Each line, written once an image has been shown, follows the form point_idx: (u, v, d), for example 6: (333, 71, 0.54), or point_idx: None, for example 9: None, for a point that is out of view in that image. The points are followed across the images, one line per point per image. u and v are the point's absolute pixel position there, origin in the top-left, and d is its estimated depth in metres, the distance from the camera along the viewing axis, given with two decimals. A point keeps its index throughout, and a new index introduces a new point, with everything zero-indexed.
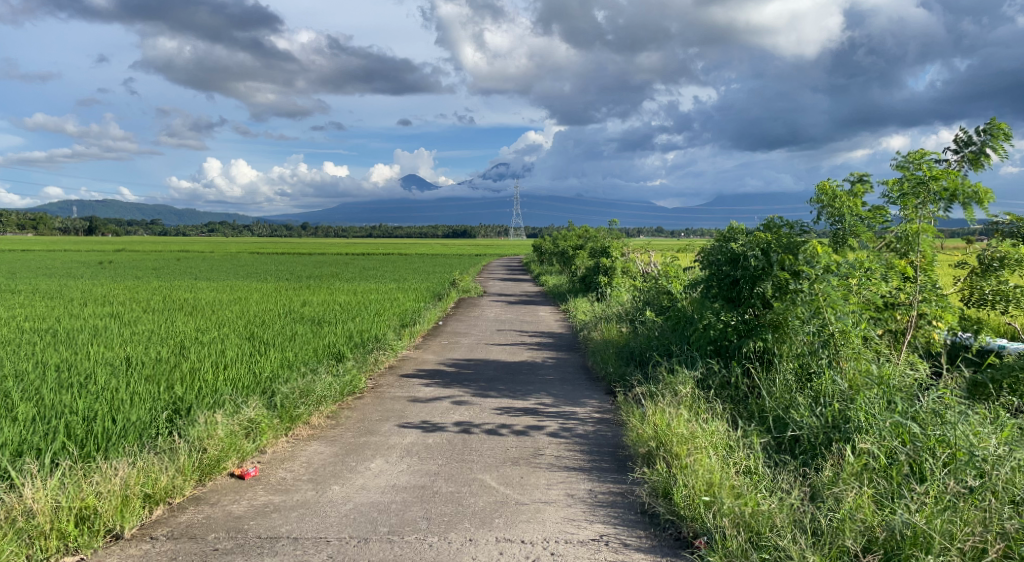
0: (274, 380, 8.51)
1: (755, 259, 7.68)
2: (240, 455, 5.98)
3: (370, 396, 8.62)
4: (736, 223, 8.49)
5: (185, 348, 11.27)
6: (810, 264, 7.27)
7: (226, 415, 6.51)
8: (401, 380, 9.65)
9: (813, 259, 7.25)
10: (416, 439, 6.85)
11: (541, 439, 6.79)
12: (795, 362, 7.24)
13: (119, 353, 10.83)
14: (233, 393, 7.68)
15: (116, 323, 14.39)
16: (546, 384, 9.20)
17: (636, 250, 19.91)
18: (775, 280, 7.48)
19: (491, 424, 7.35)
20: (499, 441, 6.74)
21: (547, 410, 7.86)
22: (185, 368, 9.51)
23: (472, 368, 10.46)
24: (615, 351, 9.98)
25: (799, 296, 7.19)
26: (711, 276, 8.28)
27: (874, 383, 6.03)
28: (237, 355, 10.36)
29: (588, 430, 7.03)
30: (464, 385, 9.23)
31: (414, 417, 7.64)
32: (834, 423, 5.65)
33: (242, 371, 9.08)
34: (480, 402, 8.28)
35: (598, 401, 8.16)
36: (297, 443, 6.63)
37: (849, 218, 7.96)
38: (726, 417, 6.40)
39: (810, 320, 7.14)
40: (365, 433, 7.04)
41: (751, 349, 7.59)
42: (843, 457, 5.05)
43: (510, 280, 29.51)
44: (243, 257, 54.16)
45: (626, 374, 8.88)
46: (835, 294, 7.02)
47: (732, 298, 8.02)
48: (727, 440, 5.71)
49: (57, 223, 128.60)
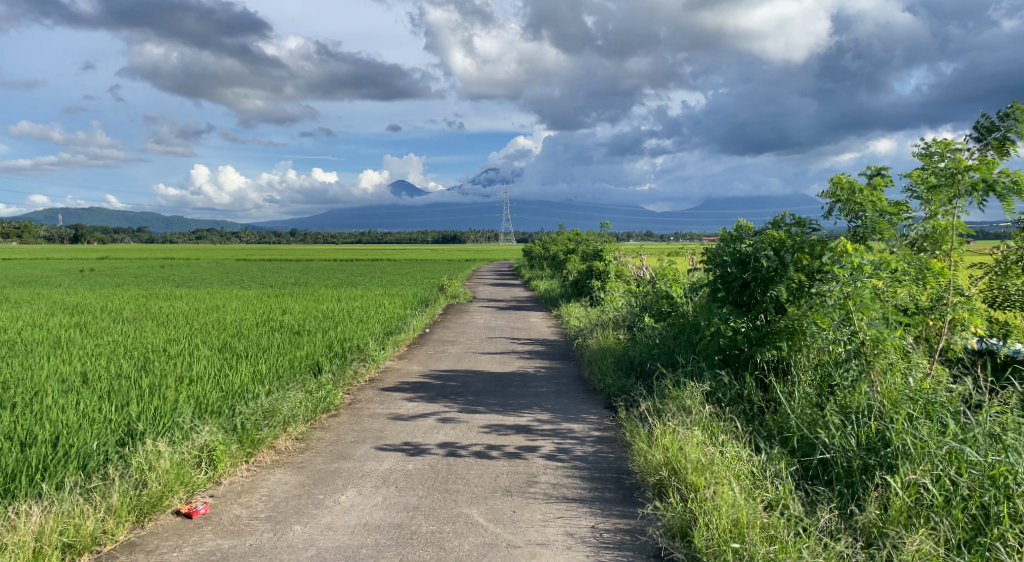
0: (242, 397, 7.73)
1: (767, 260, 7.05)
2: (190, 487, 5.19)
3: (347, 414, 7.83)
4: (744, 219, 7.59)
5: (149, 362, 10.48)
6: (840, 263, 6.62)
7: (175, 440, 5.72)
8: (381, 394, 8.86)
9: (841, 258, 6.58)
10: (395, 465, 6.08)
11: (536, 463, 6.02)
12: (814, 373, 6.57)
13: (76, 368, 10.04)
14: (191, 413, 6.88)
15: (81, 334, 13.56)
16: (540, 398, 8.42)
17: (629, 254, 19.26)
18: (791, 283, 6.89)
19: (480, 445, 6.58)
20: (489, 466, 5.98)
21: (542, 427, 7.11)
22: (146, 385, 8.73)
23: (459, 379, 9.71)
24: (614, 361, 9.23)
25: (825, 301, 6.50)
26: (718, 279, 7.60)
27: (913, 398, 5.34)
28: (206, 370, 9.58)
29: (588, 451, 6.28)
30: (451, 399, 8.44)
31: (394, 438, 6.86)
32: (872, 446, 4.98)
33: (205, 388, 8.30)
34: (468, 419, 7.52)
35: (597, 417, 7.41)
36: (260, 472, 5.84)
37: (871, 215, 7.31)
38: (743, 437, 5.68)
39: (839, 329, 6.41)
40: (337, 458, 6.27)
41: (765, 359, 6.90)
42: (892, 492, 4.39)
43: (502, 285, 28.88)
44: (229, 264, 53.02)
45: (627, 387, 8.06)
46: (865, 296, 6.29)
47: (742, 303, 7.33)
48: (751, 466, 4.99)
49: (42, 231, 127.68)
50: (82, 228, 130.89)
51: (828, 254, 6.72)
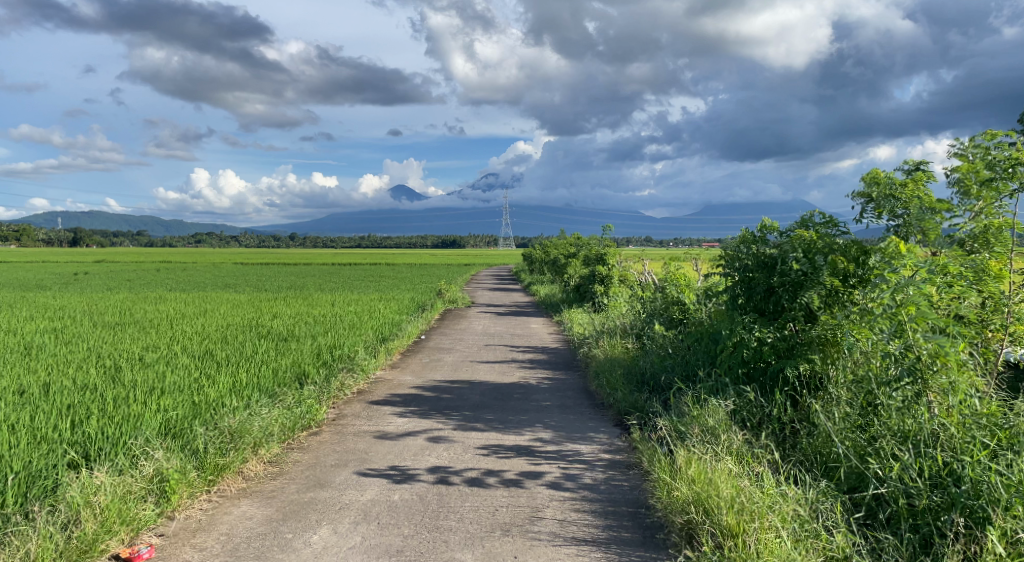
0: (211, 413, 6.94)
1: (797, 263, 6.33)
2: (133, 525, 4.49)
3: (329, 432, 7.03)
4: (769, 217, 6.82)
5: (120, 372, 9.68)
6: (890, 267, 5.83)
7: (123, 470, 4.99)
8: (369, 408, 8.08)
9: (891, 260, 5.82)
10: (378, 495, 5.30)
11: (540, 493, 5.25)
12: (849, 387, 5.92)
13: (39, 379, 9.25)
14: (149, 435, 6.11)
15: (54, 341, 12.76)
16: (542, 414, 7.63)
17: (632, 259, 18.53)
18: (824, 288, 6.17)
19: (476, 470, 5.81)
20: (486, 498, 5.20)
21: (545, 449, 6.33)
22: (110, 398, 7.94)
23: (454, 392, 8.93)
24: (623, 373, 8.43)
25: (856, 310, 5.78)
26: (738, 284, 6.85)
27: (981, 423, 4.67)
28: (180, 381, 8.80)
29: (599, 479, 5.49)
30: (445, 415, 7.66)
31: (380, 461, 6.08)
32: (939, 481, 4.26)
33: (173, 402, 7.51)
34: (463, 438, 6.73)
35: (607, 437, 6.62)
36: (221, 504, 5.07)
37: (917, 212, 6.51)
38: (779, 466, 4.94)
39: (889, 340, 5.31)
40: (313, 486, 5.48)
41: (796, 373, 6.17)
42: (986, 555, 3.77)
43: (500, 290, 28.59)
44: (224, 267, 52.39)
45: (640, 405, 7.25)
46: (920, 303, 5.16)
47: (767, 310, 6.59)
48: (796, 504, 4.26)
49: (41, 234, 127.31)
50: (80, 231, 129.78)
51: (876, 257, 5.95)
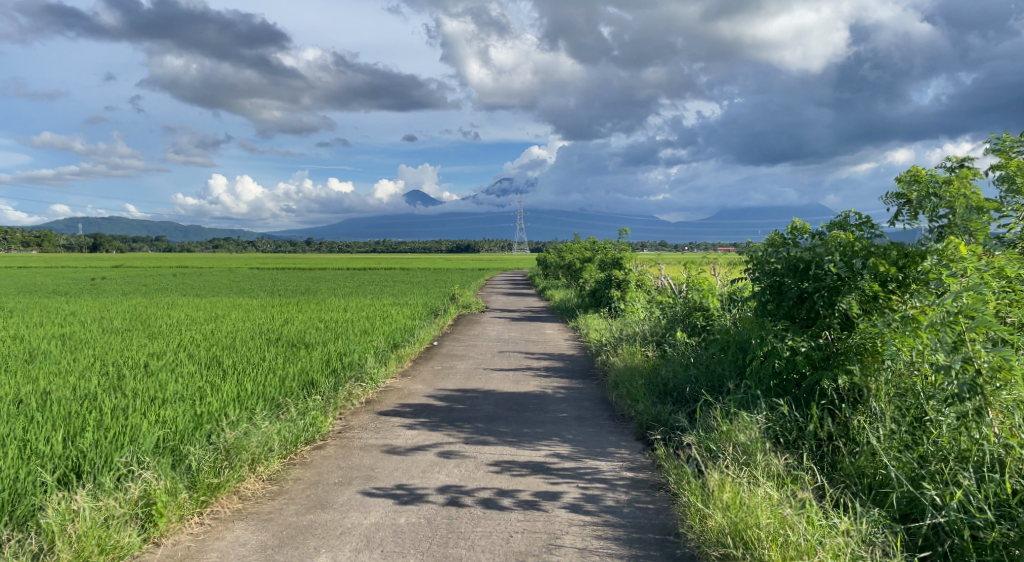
0: (210, 426, 6.58)
1: (833, 267, 5.89)
2: (112, 554, 4.25)
3: (334, 446, 6.64)
4: (800, 218, 6.35)
5: (121, 381, 9.35)
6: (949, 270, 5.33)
7: (106, 492, 4.68)
8: (377, 420, 7.68)
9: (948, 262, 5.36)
10: (383, 518, 4.89)
11: (558, 517, 4.83)
12: (891, 400, 5.51)
13: (38, 388, 8.94)
14: (141, 451, 5.77)
15: (60, 348, 12.47)
16: (559, 426, 7.20)
17: (649, 263, 18.06)
18: (863, 294, 5.74)
19: (489, 489, 5.39)
20: (500, 521, 4.79)
21: (564, 466, 5.90)
22: (107, 409, 7.59)
23: (467, 402, 8.52)
24: (644, 383, 7.98)
25: (898, 317, 5.37)
26: (767, 289, 6.40)
27: None
28: (182, 390, 8.45)
29: (622, 501, 5.06)
30: (457, 428, 7.24)
31: (386, 479, 5.68)
32: (1008, 512, 3.91)
33: (170, 413, 7.16)
34: (476, 453, 6.32)
35: (629, 453, 6.19)
36: (213, 528, 4.73)
37: (965, 212, 6.02)
38: (824, 493, 4.60)
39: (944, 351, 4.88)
40: (314, 507, 5.09)
41: (834, 386, 5.72)
42: None
43: (515, 294, 28.57)
44: (238, 273, 52.48)
45: (664, 418, 6.82)
46: (983, 311, 4.71)
47: (800, 317, 6.15)
48: (847, 538, 3.94)
49: (61, 239, 128.60)
50: (98, 237, 130.54)
51: (932, 261, 5.47)
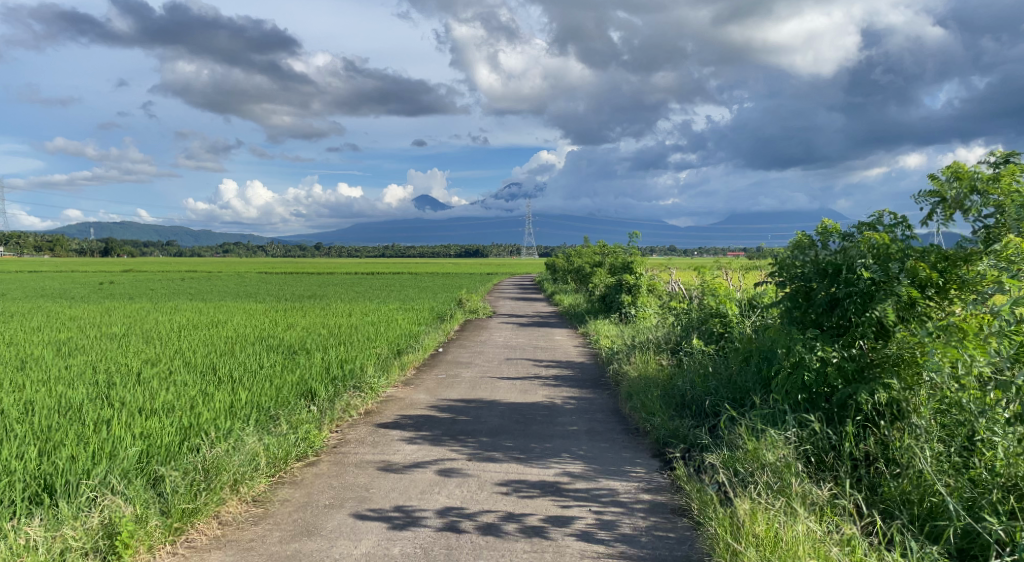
0: (194, 440, 6.13)
1: (868, 271, 5.35)
2: None
3: (328, 463, 6.17)
4: (830, 219, 5.76)
5: (110, 389, 8.93)
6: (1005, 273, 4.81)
7: (66, 521, 4.28)
8: (376, 433, 7.20)
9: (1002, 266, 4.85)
10: (374, 547, 4.43)
11: (569, 547, 4.36)
12: (933, 415, 5.06)
13: (23, 397, 8.52)
14: (115, 469, 5.34)
15: (55, 354, 12.07)
16: (569, 441, 6.70)
17: (661, 267, 17.50)
18: (900, 300, 5.23)
19: (492, 513, 4.91)
20: (504, 552, 4.33)
21: (575, 487, 5.41)
22: (90, 420, 7.17)
23: (471, 413, 8.03)
24: (660, 395, 7.47)
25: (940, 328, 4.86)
26: (794, 294, 5.84)
27: None
28: (171, 400, 8.02)
29: (640, 528, 4.57)
30: (460, 442, 6.75)
31: (381, 500, 5.20)
32: None
33: (154, 424, 6.72)
34: (480, 472, 5.83)
35: (646, 473, 5.69)
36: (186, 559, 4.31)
37: (1016, 210, 5.39)
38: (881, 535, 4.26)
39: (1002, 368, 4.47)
40: (300, 533, 4.63)
41: (872, 402, 5.18)
42: None
43: (524, 297, 29.09)
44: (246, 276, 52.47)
45: (682, 434, 6.32)
46: None
47: (829, 325, 5.61)
48: None
49: (72, 244, 129.19)
50: (109, 241, 130.90)
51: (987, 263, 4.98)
